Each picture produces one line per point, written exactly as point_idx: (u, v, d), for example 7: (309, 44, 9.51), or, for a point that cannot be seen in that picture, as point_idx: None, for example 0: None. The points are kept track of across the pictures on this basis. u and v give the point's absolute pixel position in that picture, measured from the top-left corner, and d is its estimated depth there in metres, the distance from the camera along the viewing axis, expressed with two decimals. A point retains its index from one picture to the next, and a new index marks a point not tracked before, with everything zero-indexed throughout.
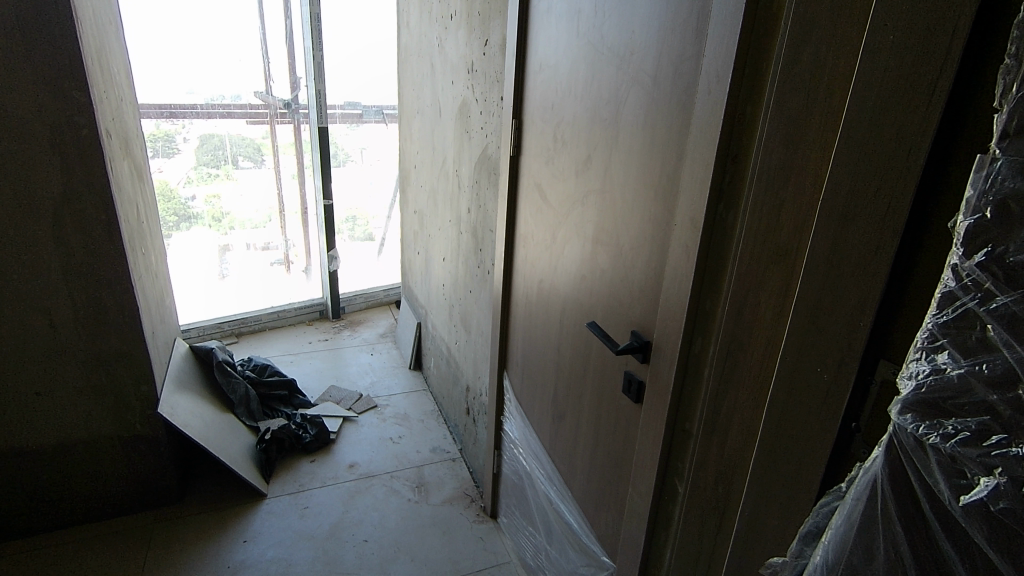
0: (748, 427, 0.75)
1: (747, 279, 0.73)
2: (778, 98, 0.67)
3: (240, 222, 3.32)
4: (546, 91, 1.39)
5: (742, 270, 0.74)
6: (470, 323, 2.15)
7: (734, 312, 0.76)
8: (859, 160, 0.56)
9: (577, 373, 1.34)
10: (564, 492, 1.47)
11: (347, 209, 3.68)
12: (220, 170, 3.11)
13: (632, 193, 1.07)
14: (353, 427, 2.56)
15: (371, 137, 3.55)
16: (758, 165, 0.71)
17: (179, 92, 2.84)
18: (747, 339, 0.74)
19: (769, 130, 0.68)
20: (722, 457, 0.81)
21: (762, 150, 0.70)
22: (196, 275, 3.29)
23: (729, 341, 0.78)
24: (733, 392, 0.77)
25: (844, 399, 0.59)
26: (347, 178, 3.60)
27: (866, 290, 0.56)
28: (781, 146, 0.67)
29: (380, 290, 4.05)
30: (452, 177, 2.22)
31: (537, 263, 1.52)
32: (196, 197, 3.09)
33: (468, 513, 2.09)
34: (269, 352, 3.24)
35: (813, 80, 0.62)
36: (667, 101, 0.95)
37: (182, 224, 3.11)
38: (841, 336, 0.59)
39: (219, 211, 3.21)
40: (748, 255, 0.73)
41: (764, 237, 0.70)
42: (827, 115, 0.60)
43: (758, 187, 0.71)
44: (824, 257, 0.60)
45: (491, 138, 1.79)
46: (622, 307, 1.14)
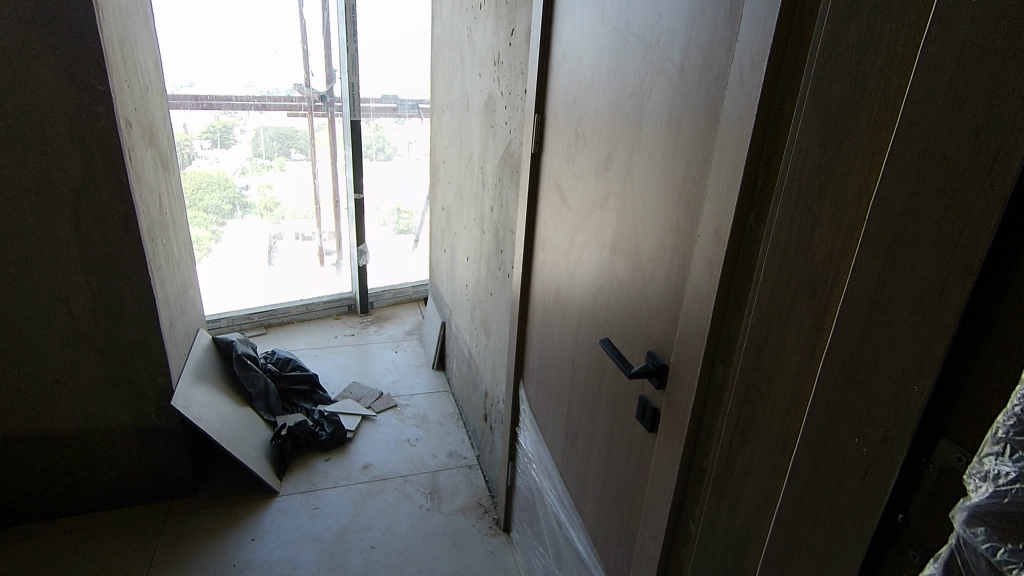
0: (767, 492, 0.63)
1: (767, 310, 0.62)
2: (814, 95, 0.55)
3: (290, 213, 3.36)
4: (569, 84, 1.28)
5: (762, 300, 0.63)
6: (490, 326, 2.07)
7: (753, 349, 0.64)
8: (920, 172, 0.44)
9: (591, 391, 1.23)
10: (574, 515, 1.37)
11: (394, 202, 3.68)
12: (274, 162, 3.16)
13: (654, 199, 0.95)
14: (371, 426, 2.51)
15: (418, 131, 3.52)
16: (789, 174, 0.58)
17: (237, 85, 2.91)
18: (767, 386, 0.62)
19: (803, 132, 0.56)
20: (734, 522, 0.69)
21: (794, 156, 0.58)
22: (232, 265, 3.32)
23: (746, 382, 0.66)
24: (750, 446, 0.65)
25: (888, 483, 0.47)
26: (388, 171, 3.57)
27: (924, 348, 0.44)
28: (816, 150, 0.55)
29: (409, 286, 4.00)
30: (477, 173, 2.14)
31: (555, 268, 1.41)
32: (250, 186, 3.15)
33: (480, 524, 2.01)
34: (296, 345, 3.25)
35: (861, 69, 0.50)
36: (693, 96, 0.83)
37: (237, 212, 3.17)
38: (887, 403, 0.47)
39: (272, 201, 3.26)
40: (771, 281, 0.61)
41: (792, 262, 0.58)
42: (878, 114, 0.48)
43: (785, 201, 0.59)
44: (869, 294, 0.48)
45: (515, 134, 1.69)
46: (638, 323, 1.03)
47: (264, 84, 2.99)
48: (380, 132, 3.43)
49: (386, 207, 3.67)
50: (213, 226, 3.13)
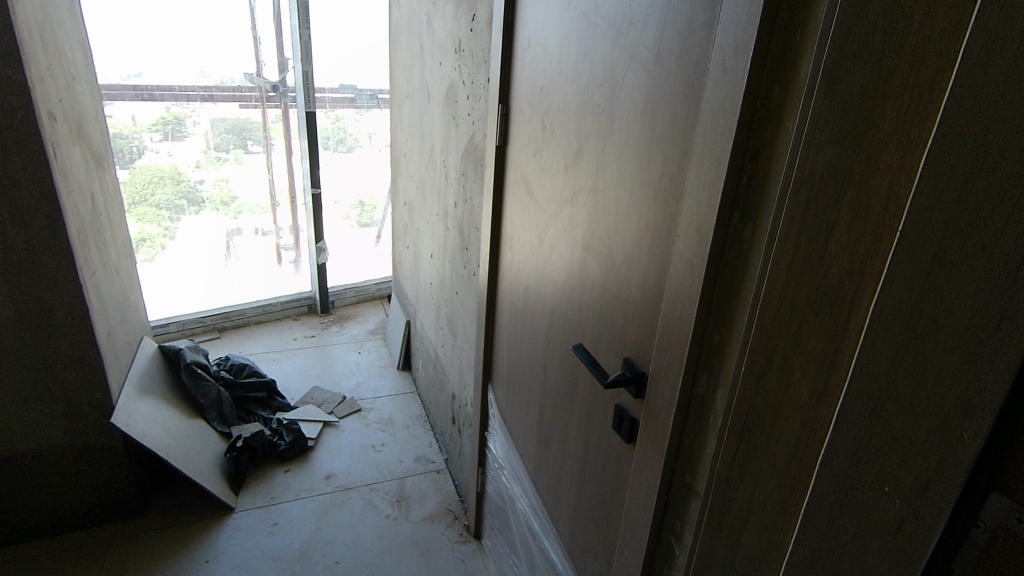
0: (772, 532, 0.58)
1: (768, 325, 0.57)
2: (827, 86, 0.49)
3: (248, 207, 3.20)
4: (534, 73, 1.21)
5: (764, 318, 0.57)
6: (456, 326, 1.98)
7: (752, 368, 0.59)
8: (969, 180, 0.38)
9: (564, 397, 1.17)
10: (548, 525, 1.31)
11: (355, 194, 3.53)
12: (230, 155, 3.00)
13: (628, 195, 0.89)
14: (334, 433, 2.41)
15: (379, 122, 3.39)
16: (795, 174, 0.53)
17: (190, 74, 2.74)
18: (770, 414, 0.58)
19: (813, 128, 0.50)
20: (734, 561, 0.64)
21: (801, 155, 0.52)
22: (184, 266, 3.12)
23: (745, 403, 0.61)
24: (753, 475, 0.60)
25: (930, 542, 0.43)
26: (349, 163, 3.43)
27: (976, 388, 0.39)
28: (828, 152, 0.49)
29: (372, 283, 3.87)
30: (440, 167, 2.04)
31: (524, 267, 1.34)
32: (205, 180, 2.97)
33: (450, 532, 1.93)
34: (252, 348, 3.09)
35: (890, 56, 0.44)
36: (669, 84, 0.77)
37: (191, 208, 2.99)
38: (928, 448, 0.42)
39: (228, 195, 3.09)
40: (773, 294, 0.56)
41: (798, 277, 0.53)
42: (904, 115, 0.43)
43: (790, 205, 0.53)
44: (903, 322, 0.43)
45: (478, 126, 1.60)
46: (613, 327, 0.97)
47: (218, 73, 2.83)
48: (339, 123, 3.30)
49: (348, 199, 3.52)
50: (166, 222, 2.94)
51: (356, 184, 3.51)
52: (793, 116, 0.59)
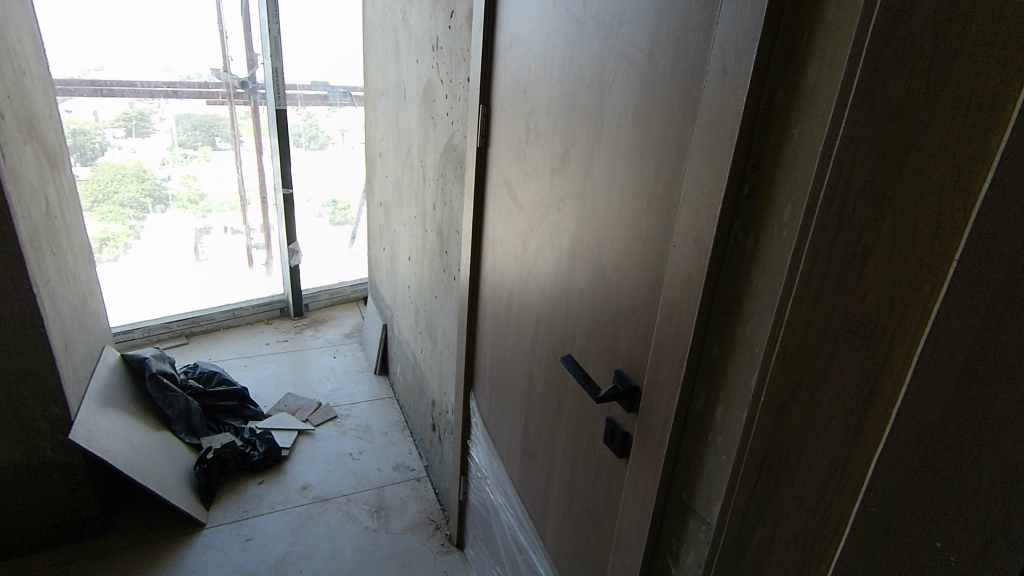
0: (819, 515, 0.63)
1: (796, 338, 0.58)
2: (862, 101, 0.50)
3: (217, 206, 3.08)
4: (517, 71, 1.16)
5: (790, 333, 0.58)
6: (436, 332, 1.93)
7: (778, 382, 0.60)
8: None
9: (550, 407, 1.13)
10: (534, 538, 1.27)
11: (328, 192, 3.44)
12: (198, 151, 2.88)
13: (619, 202, 0.85)
14: (309, 441, 2.33)
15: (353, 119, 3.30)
16: (824, 188, 0.53)
17: (155, 69, 2.62)
18: (804, 416, 0.60)
19: (846, 141, 0.51)
20: (768, 559, 0.67)
21: (832, 168, 0.52)
22: (149, 268, 2.98)
23: (770, 417, 0.61)
24: (789, 474, 0.63)
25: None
26: (322, 161, 3.34)
27: None
28: (867, 167, 0.51)
29: (347, 286, 3.78)
30: (417, 168, 1.99)
31: (507, 272, 1.30)
32: (171, 177, 2.84)
33: (432, 542, 1.88)
34: (222, 354, 2.98)
35: (927, 80, 0.47)
36: (663, 87, 0.73)
37: (157, 206, 2.85)
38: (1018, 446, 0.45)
39: (196, 193, 2.96)
40: (801, 309, 0.57)
41: (833, 289, 0.55)
42: (953, 134, 0.48)
43: (821, 220, 0.54)
44: (985, 330, 0.46)
45: (457, 125, 1.55)
46: (603, 338, 0.93)
47: (184, 68, 2.71)
48: (311, 120, 3.22)
49: (321, 198, 3.44)
50: (130, 221, 2.79)
51: (329, 182, 3.42)
52: (799, 124, 0.56)
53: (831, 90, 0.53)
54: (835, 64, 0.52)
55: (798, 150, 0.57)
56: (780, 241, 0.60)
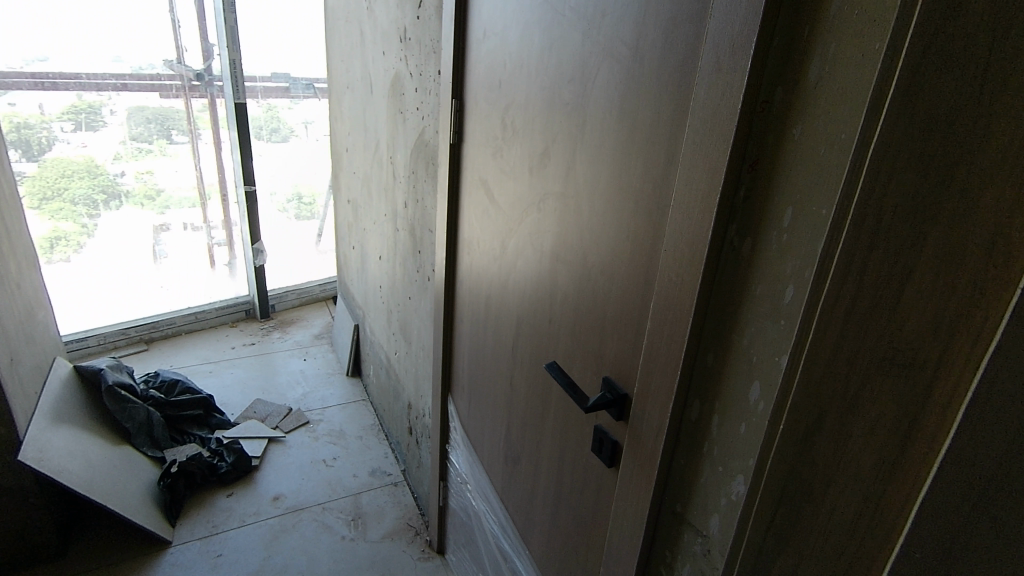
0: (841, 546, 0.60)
1: (820, 362, 0.54)
2: (901, 109, 0.46)
3: (176, 201, 2.92)
4: (492, 65, 1.11)
5: (818, 355, 0.54)
6: (410, 333, 1.88)
7: (799, 406, 0.56)
8: None
9: (534, 413, 1.10)
10: (518, 545, 1.24)
11: (292, 185, 3.32)
12: (153, 145, 2.74)
13: (604, 203, 0.82)
14: (280, 449, 2.25)
15: (316, 111, 3.19)
16: (854, 205, 0.49)
17: (103, 59, 2.47)
18: (833, 441, 0.57)
19: (879, 156, 0.47)
20: None
21: (862, 184, 0.49)
22: (103, 269, 2.81)
23: (788, 441, 0.58)
24: (815, 501, 0.60)
25: None
26: (286, 155, 3.22)
27: None
28: (903, 183, 0.47)
29: (315, 285, 3.67)
30: (386, 164, 1.92)
31: (485, 274, 1.25)
32: (125, 172, 2.69)
33: (412, 549, 1.84)
34: (185, 360, 2.86)
35: (982, 102, 0.44)
36: (651, 84, 0.70)
37: (111, 203, 2.70)
38: None
39: (153, 188, 2.81)
40: (827, 331, 0.53)
41: (866, 310, 0.52)
42: (999, 150, 0.44)
43: (850, 237, 0.50)
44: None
45: (428, 121, 1.50)
46: (589, 344, 0.90)
47: (135, 58, 2.56)
48: (272, 113, 3.09)
49: (284, 191, 3.31)
50: (83, 219, 2.64)
51: (293, 174, 3.31)
52: (799, 123, 0.53)
53: (835, 88, 0.50)
54: (839, 60, 0.49)
55: (799, 151, 0.54)
56: (780, 246, 0.57)
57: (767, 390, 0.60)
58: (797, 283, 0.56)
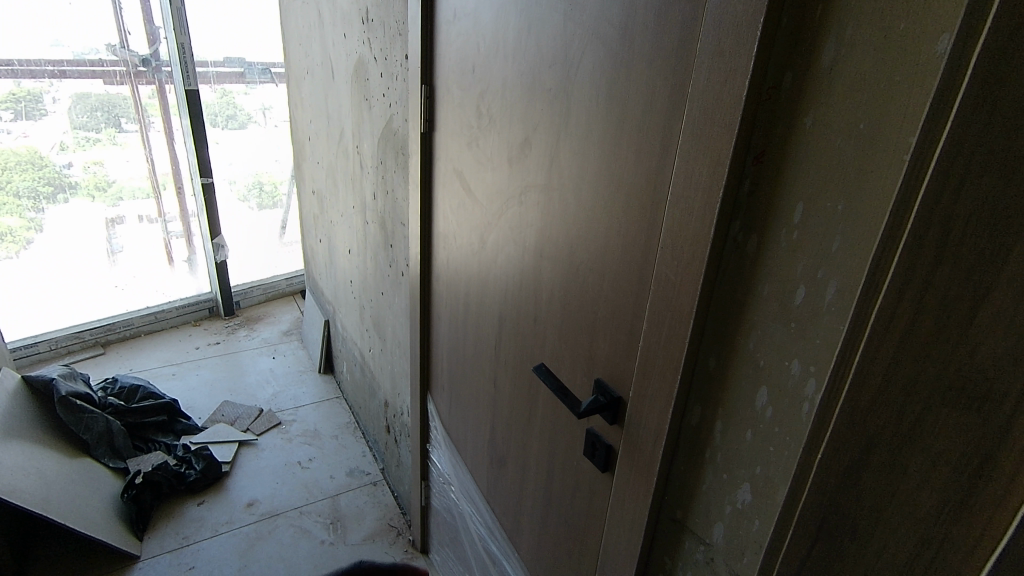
0: None
1: (863, 405, 0.40)
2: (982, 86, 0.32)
3: (129, 191, 2.75)
4: (464, 49, 1.05)
5: (850, 412, 0.41)
6: (384, 329, 1.81)
7: (833, 459, 0.43)
8: None
9: (520, 415, 1.06)
10: (506, 547, 1.21)
11: (253, 173, 3.18)
12: (102, 134, 2.57)
13: (592, 197, 0.77)
14: (252, 452, 2.17)
15: (275, 96, 3.04)
16: (921, 197, 0.36)
17: (42, 44, 2.30)
18: (855, 530, 0.42)
19: (958, 130, 0.33)
20: None
21: (933, 171, 0.35)
22: (50, 266, 2.61)
23: (816, 501, 0.45)
24: None
25: None
26: (245, 142, 3.08)
27: None
28: (980, 194, 0.33)
29: (281, 279, 3.54)
30: (352, 154, 1.83)
31: (463, 269, 1.20)
32: (73, 163, 2.52)
33: (394, 550, 1.80)
34: (145, 362, 2.73)
35: None
36: (643, 68, 0.65)
37: (58, 196, 2.52)
38: None
39: (103, 179, 2.64)
40: (875, 364, 0.39)
41: (917, 363, 0.37)
42: None
43: (913, 242, 0.36)
44: None
45: (396, 108, 1.42)
46: (578, 344, 0.86)
47: (77, 43, 2.39)
48: (227, 98, 2.94)
49: (244, 178, 3.16)
50: (29, 213, 2.46)
51: (253, 162, 3.16)
52: (812, 112, 0.49)
53: (853, 74, 0.46)
54: (858, 43, 0.45)
55: (811, 143, 0.50)
56: (790, 245, 0.53)
57: (775, 396, 0.57)
58: (809, 284, 0.52)
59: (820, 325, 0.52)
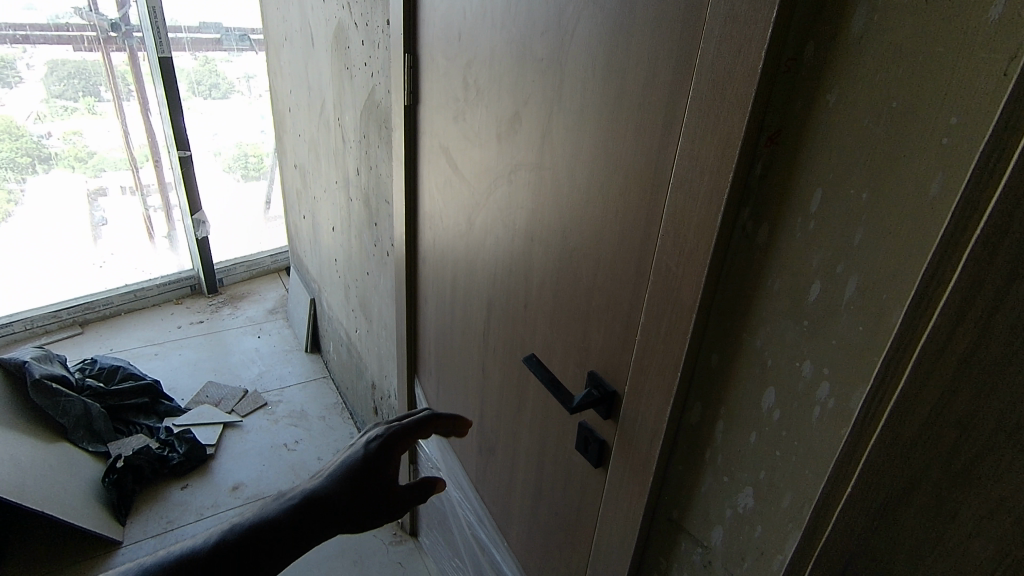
0: None
1: (908, 431, 0.36)
2: None
3: (111, 163, 2.66)
4: (449, 15, 0.97)
5: (894, 436, 0.37)
6: (370, 310, 1.76)
7: (869, 485, 0.39)
8: None
9: (510, 404, 1.02)
10: (496, 536, 1.19)
11: (237, 143, 3.08)
12: (79, 103, 2.46)
13: (587, 178, 0.71)
14: (237, 434, 2.13)
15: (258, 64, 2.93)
16: (992, 204, 0.31)
17: (15, 6, 2.19)
18: (891, 560, 0.39)
19: None
20: None
21: (1009, 173, 0.30)
22: (27, 241, 2.53)
23: (846, 527, 0.41)
24: None
25: None
26: (228, 112, 2.97)
27: None
28: None
29: (266, 256, 3.45)
30: (334, 127, 1.75)
31: (450, 252, 1.14)
32: (52, 134, 2.42)
33: (383, 533, 1.78)
34: (126, 342, 2.66)
35: None
36: (645, 35, 0.59)
37: (38, 166, 2.44)
38: None
39: (83, 150, 2.54)
40: (926, 389, 0.35)
41: (980, 393, 0.33)
42: None
43: (977, 255, 0.32)
44: None
45: (378, 79, 1.34)
46: (571, 333, 0.81)
47: (50, 6, 2.28)
48: (210, 66, 2.83)
49: (229, 149, 3.06)
50: (7, 185, 2.39)
51: (237, 133, 3.05)
52: (836, 88, 0.44)
53: (885, 44, 0.41)
54: (893, 8, 0.40)
55: (834, 122, 0.45)
56: (806, 236, 0.48)
57: (784, 398, 0.53)
58: (826, 279, 0.48)
59: (837, 324, 0.48)
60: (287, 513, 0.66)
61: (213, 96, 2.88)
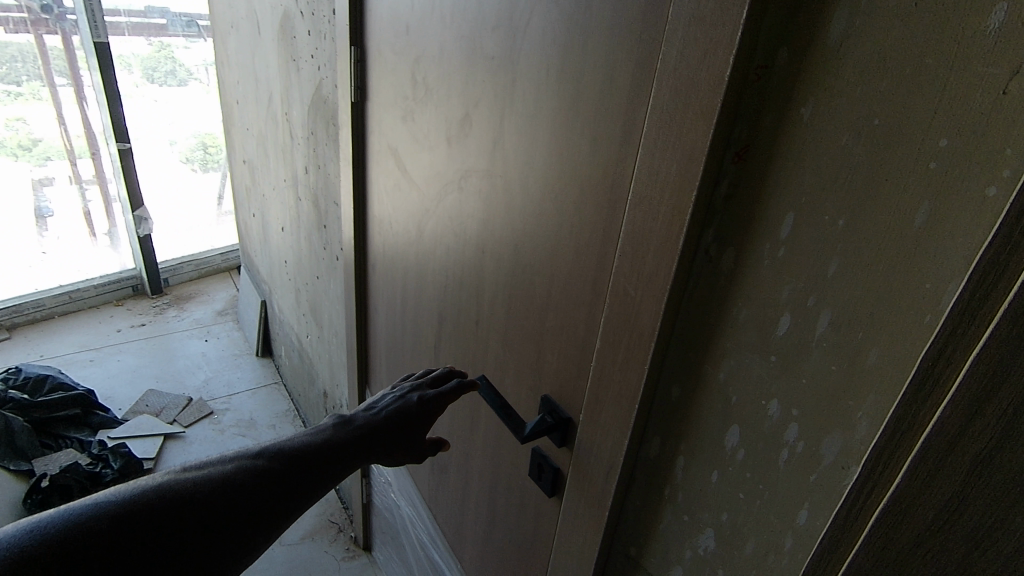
0: None
1: (917, 514, 0.33)
2: None
3: (57, 151, 2.53)
4: (397, 6, 0.90)
5: (901, 519, 0.34)
6: (321, 317, 1.66)
7: (867, 566, 0.36)
8: None
9: (463, 424, 0.96)
10: (450, 559, 1.12)
11: (195, 132, 2.93)
12: (23, 88, 2.33)
13: (541, 187, 0.65)
14: (179, 445, 2.01)
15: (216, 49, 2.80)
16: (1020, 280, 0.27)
17: None
18: None
19: None
20: None
21: None
22: None
23: None
24: None
25: None
26: (185, 100, 2.83)
27: None
28: None
29: (217, 254, 3.25)
30: (282, 122, 1.64)
31: (400, 260, 1.07)
32: None
33: (335, 549, 1.69)
34: (59, 348, 2.48)
35: None
36: (601, 31, 0.53)
37: None
38: None
39: (27, 138, 2.40)
40: (941, 473, 0.32)
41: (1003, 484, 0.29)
42: None
43: (1003, 335, 0.28)
44: None
45: (325, 72, 1.25)
46: (524, 353, 0.75)
47: None
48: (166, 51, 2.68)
49: (186, 138, 2.91)
50: None
51: (194, 122, 2.91)
52: (811, 99, 0.39)
53: (867, 54, 0.36)
54: (874, 15, 0.35)
55: (809, 141, 0.40)
56: (775, 264, 0.44)
57: (749, 438, 0.49)
58: (797, 312, 0.43)
59: (807, 361, 0.43)
60: (359, 439, 0.73)
61: (170, 83, 2.74)
